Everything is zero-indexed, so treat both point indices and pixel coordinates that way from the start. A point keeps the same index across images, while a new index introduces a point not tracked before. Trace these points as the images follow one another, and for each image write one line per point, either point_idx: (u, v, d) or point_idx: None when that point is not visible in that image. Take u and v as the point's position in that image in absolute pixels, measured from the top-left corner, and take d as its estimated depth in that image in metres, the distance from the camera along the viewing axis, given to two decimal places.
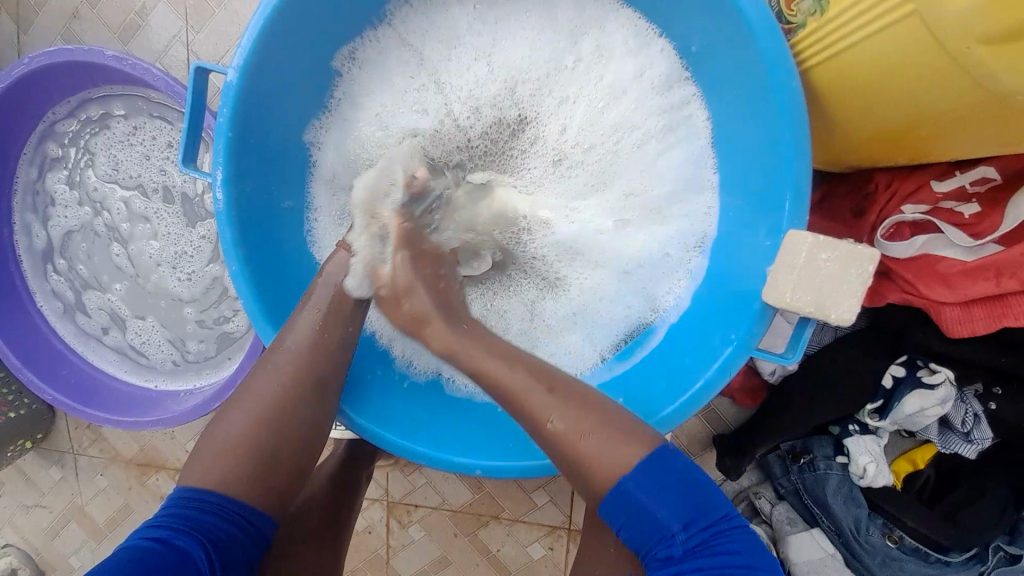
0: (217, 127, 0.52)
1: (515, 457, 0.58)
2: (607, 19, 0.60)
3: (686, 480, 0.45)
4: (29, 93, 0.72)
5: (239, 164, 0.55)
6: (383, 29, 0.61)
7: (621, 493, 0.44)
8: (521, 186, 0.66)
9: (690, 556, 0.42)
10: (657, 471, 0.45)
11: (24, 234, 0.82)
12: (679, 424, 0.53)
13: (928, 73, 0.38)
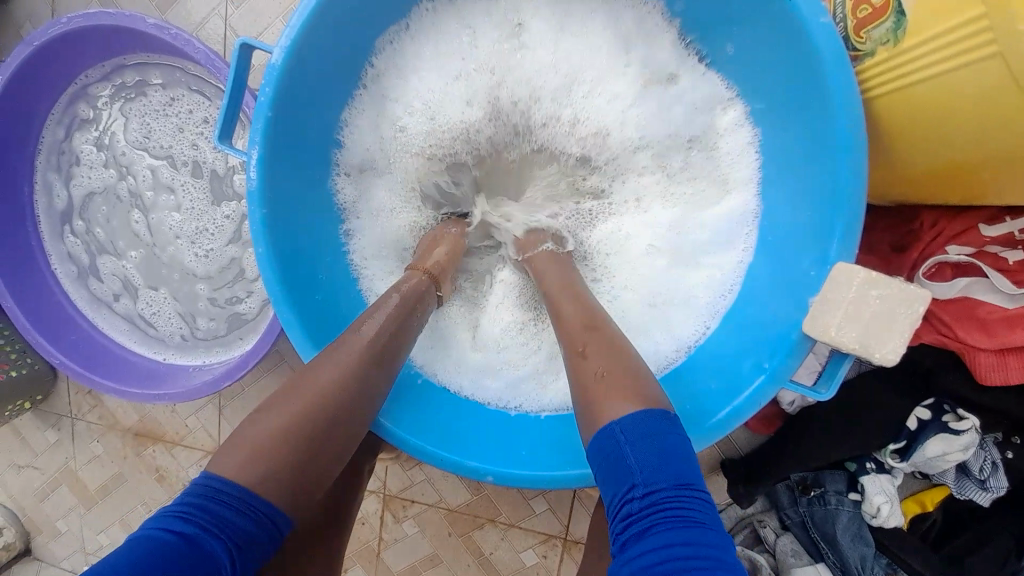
0: (257, 104, 0.51)
1: (532, 468, 0.58)
2: (659, 29, 0.59)
3: (669, 444, 0.39)
4: (65, 52, 0.72)
5: (276, 145, 0.54)
6: (431, 19, 0.60)
7: (609, 435, 0.40)
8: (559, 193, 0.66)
9: (647, 516, 0.36)
10: (644, 430, 0.40)
11: (45, 194, 0.81)
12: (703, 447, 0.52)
13: (1006, 114, 0.36)
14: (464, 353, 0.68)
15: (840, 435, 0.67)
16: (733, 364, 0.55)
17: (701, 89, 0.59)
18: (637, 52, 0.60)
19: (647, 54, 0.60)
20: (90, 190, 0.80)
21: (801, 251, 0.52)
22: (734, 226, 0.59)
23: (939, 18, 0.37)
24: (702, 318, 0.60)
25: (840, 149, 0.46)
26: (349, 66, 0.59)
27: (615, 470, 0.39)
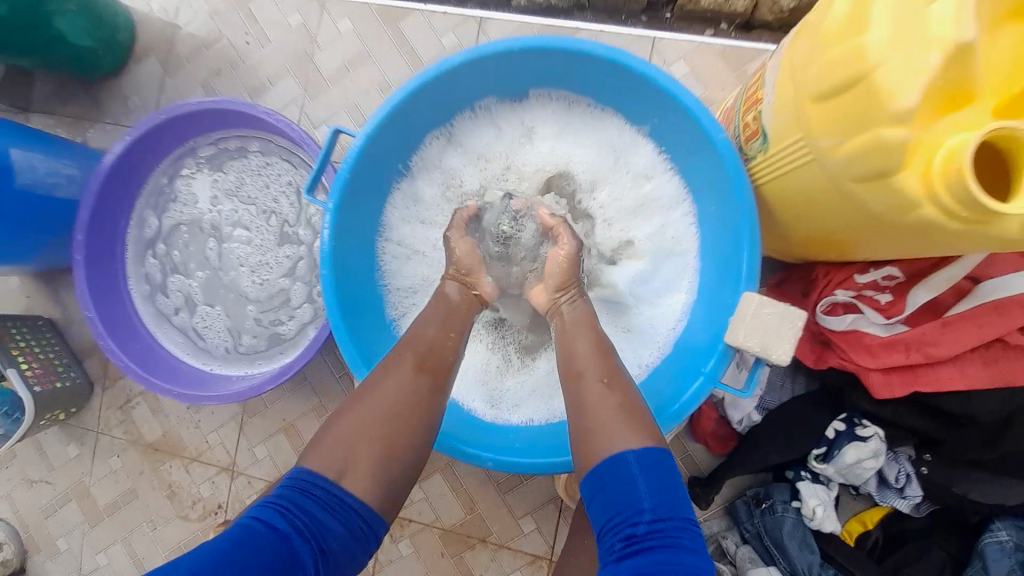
0: (336, 176, 0.73)
1: (516, 455, 0.74)
2: (629, 136, 0.84)
3: (665, 475, 0.53)
4: (187, 122, 0.92)
5: (347, 200, 0.76)
6: (465, 124, 0.87)
7: (624, 461, 0.54)
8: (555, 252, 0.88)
9: (649, 534, 0.49)
10: (659, 466, 0.53)
11: (138, 225, 0.99)
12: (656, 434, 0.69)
13: (830, 195, 0.55)
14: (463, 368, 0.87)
15: (777, 441, 0.81)
16: (681, 376, 0.74)
17: (658, 178, 0.84)
18: (613, 152, 0.85)
19: (619, 154, 0.85)
20: (177, 226, 0.99)
21: (722, 289, 0.72)
22: (675, 277, 0.82)
23: (783, 134, 0.58)
24: (653, 342, 0.81)
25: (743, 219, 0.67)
26: (398, 153, 0.84)
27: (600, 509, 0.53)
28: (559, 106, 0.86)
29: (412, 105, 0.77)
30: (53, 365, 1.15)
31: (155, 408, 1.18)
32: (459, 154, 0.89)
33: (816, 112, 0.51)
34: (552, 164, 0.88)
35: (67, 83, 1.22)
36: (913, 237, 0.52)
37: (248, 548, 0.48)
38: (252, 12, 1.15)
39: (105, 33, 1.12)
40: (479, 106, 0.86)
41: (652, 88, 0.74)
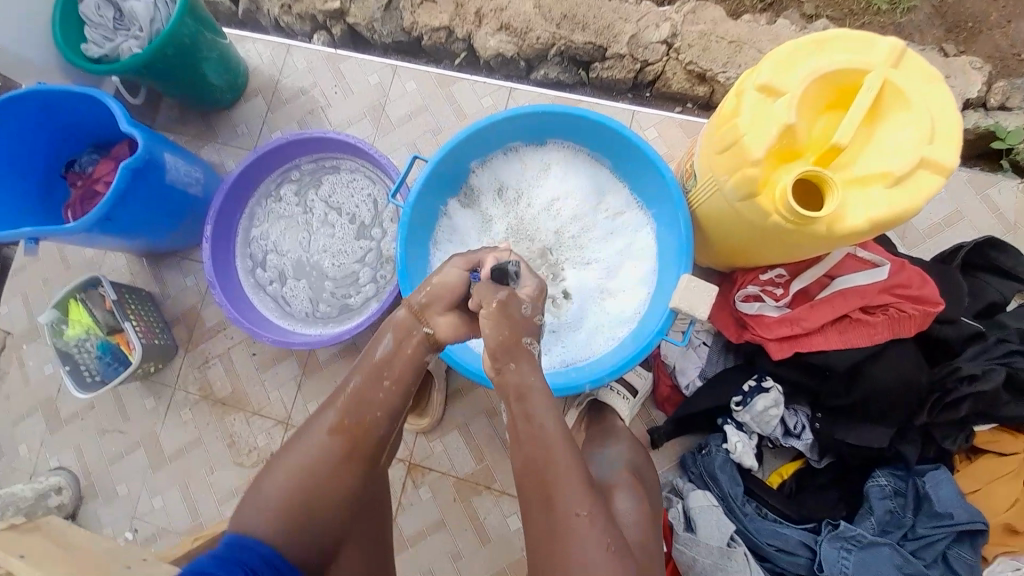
0: (413, 187, 1.12)
1: None
2: (614, 175, 1.23)
3: None
4: (301, 147, 1.29)
5: (418, 205, 1.15)
6: (499, 161, 1.26)
7: None
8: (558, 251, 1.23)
9: None
10: None
11: (248, 218, 1.33)
12: (622, 369, 1.03)
13: (727, 212, 0.91)
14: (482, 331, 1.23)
15: (712, 394, 1.12)
16: (640, 337, 1.09)
17: (631, 205, 1.21)
18: (603, 186, 1.23)
19: (607, 187, 1.23)
20: (278, 220, 1.34)
21: (669, 278, 1.09)
22: (639, 272, 1.19)
23: (702, 175, 0.94)
24: (622, 317, 1.17)
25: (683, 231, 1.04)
26: (452, 178, 1.23)
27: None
28: (567, 152, 1.24)
29: (465, 147, 1.18)
30: (153, 328, 1.45)
31: (229, 369, 1.47)
32: (493, 181, 1.26)
33: (718, 159, 0.86)
34: (560, 191, 1.25)
35: (189, 111, 1.60)
36: (777, 238, 0.86)
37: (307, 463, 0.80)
38: (341, 70, 1.56)
39: (231, 77, 1.52)
40: (509, 149, 1.25)
41: (629, 145, 1.13)
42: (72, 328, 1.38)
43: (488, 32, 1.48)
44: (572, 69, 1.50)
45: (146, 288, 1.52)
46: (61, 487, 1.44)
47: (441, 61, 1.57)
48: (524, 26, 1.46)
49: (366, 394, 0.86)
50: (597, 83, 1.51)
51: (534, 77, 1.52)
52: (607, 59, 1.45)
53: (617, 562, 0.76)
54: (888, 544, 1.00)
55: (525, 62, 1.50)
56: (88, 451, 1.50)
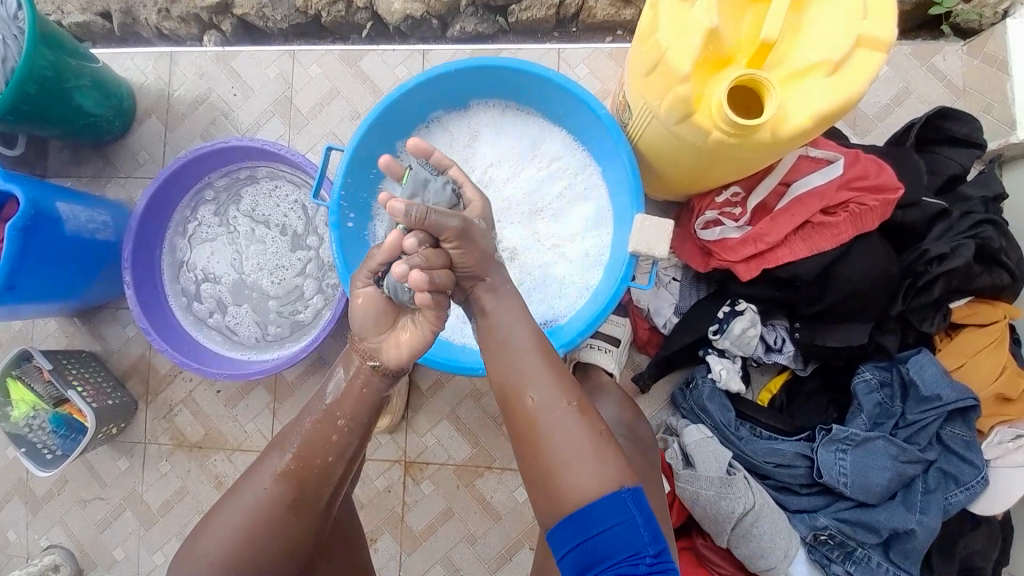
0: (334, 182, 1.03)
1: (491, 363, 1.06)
2: (548, 123, 1.14)
3: (639, 531, 0.71)
4: (206, 161, 1.16)
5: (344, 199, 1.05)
6: (424, 133, 1.16)
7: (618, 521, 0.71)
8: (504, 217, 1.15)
9: (656, 565, 0.69)
10: (621, 535, 0.70)
11: (170, 250, 1.22)
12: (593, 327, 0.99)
13: (667, 139, 0.84)
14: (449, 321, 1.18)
15: (688, 328, 1.09)
16: (607, 289, 1.04)
17: (573, 152, 1.13)
18: (538, 137, 1.14)
19: (543, 137, 1.14)
20: (202, 247, 1.23)
21: (624, 222, 1.03)
22: (593, 223, 1.12)
23: (635, 103, 0.87)
24: (584, 271, 1.12)
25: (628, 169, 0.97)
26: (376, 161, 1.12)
27: (575, 533, 0.73)
28: (493, 111, 1.15)
29: (382, 124, 1.07)
30: (102, 388, 1.35)
31: (197, 411, 1.39)
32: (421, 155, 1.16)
33: (646, 82, 0.78)
34: (494, 151, 1.15)
35: (82, 149, 1.43)
36: (723, 155, 0.79)
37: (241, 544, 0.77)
38: (235, 70, 1.41)
39: (115, 102, 1.36)
40: (431, 119, 1.15)
41: (557, 87, 1.04)
42: (16, 409, 1.28)
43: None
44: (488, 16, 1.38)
45: (86, 348, 1.41)
46: (58, 564, 1.38)
47: (349, 37, 1.42)
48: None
49: (318, 433, 0.84)
50: (518, 27, 1.39)
51: (451, 35, 1.40)
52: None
53: (592, 453, 0.75)
54: (881, 437, 1.01)
55: (436, 19, 1.38)
56: (73, 525, 1.43)
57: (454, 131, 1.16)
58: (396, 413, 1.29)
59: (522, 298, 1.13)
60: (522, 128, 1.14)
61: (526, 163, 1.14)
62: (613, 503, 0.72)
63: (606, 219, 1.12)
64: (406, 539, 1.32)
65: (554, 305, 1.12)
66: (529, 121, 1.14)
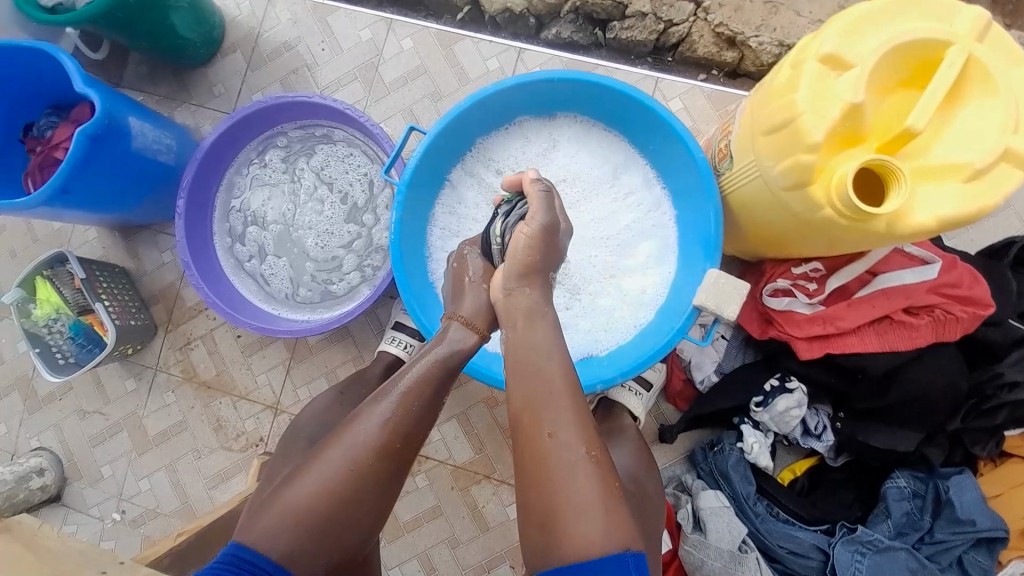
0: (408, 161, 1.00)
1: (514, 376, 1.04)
2: (637, 154, 1.10)
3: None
4: (288, 109, 1.14)
5: (414, 179, 1.02)
6: (508, 132, 1.13)
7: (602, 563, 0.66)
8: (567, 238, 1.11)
9: None
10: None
11: (227, 186, 1.21)
12: (636, 372, 0.95)
13: (767, 201, 0.81)
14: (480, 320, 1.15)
15: (728, 390, 1.06)
16: (656, 337, 1.00)
17: (653, 189, 1.10)
18: (622, 165, 1.11)
19: (628, 165, 1.10)
20: (260, 192, 1.21)
21: (691, 274, 1.00)
22: (654, 265, 1.09)
23: (741, 156, 0.83)
24: (632, 310, 1.08)
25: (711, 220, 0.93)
26: (453, 148, 1.09)
27: None
28: (584, 127, 1.11)
29: (473, 112, 1.04)
30: (128, 308, 1.34)
31: (212, 352, 1.37)
32: (499, 153, 1.13)
33: (764, 141, 0.75)
34: (573, 168, 1.12)
35: (161, 67, 1.42)
36: (824, 231, 0.76)
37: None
38: (330, 25, 1.39)
39: (205, 29, 1.34)
40: (520, 121, 1.12)
41: (660, 120, 1.00)
42: (40, 309, 1.27)
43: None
44: (585, 27, 1.35)
45: (120, 263, 1.41)
46: (44, 468, 1.38)
47: (442, 16, 1.39)
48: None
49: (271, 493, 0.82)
50: (614, 45, 1.36)
51: (545, 37, 1.36)
52: (625, 18, 1.32)
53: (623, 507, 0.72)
54: (904, 550, 0.97)
55: (531, 17, 1.35)
56: (67, 434, 1.43)
57: (542, 136, 1.12)
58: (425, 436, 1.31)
59: (565, 321, 1.09)
60: (609, 151, 1.11)
61: (604, 187, 1.11)
62: (615, 566, 0.66)
63: (668, 264, 1.08)
64: (389, 528, 1.30)
65: (592, 336, 1.08)
66: (616, 146, 1.11)
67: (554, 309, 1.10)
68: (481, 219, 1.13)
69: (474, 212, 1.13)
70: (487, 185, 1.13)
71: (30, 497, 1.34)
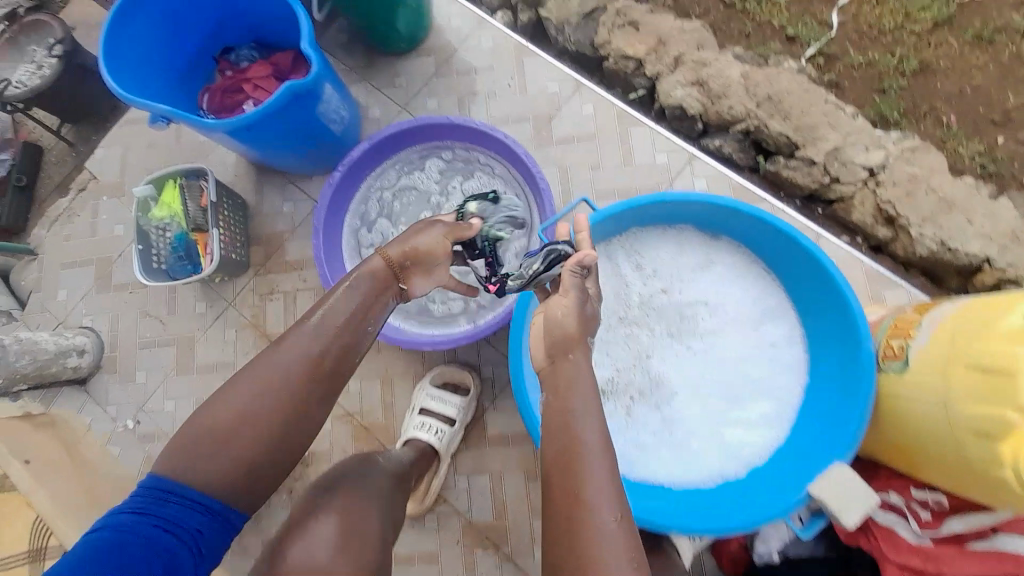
0: (570, 226, 0.99)
1: None
2: (784, 311, 1.08)
3: None
4: (463, 130, 1.21)
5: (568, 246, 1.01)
6: (664, 236, 1.11)
7: None
8: (685, 363, 1.08)
9: None
10: None
11: (380, 175, 1.28)
12: (729, 536, 0.88)
13: (938, 427, 0.76)
14: None
15: None
16: (753, 504, 0.94)
17: (790, 351, 1.07)
18: (763, 315, 1.09)
19: (770, 317, 1.09)
20: (408, 191, 1.27)
21: (815, 460, 0.94)
22: (765, 427, 1.04)
23: (921, 370, 0.80)
24: (728, 462, 1.02)
25: (857, 415, 0.89)
26: (613, 232, 1.08)
27: None
28: (741, 261, 1.10)
29: (648, 210, 1.05)
30: (234, 241, 1.36)
31: (288, 310, 1.37)
32: (648, 250, 1.10)
33: (961, 372, 0.72)
34: (715, 296, 1.09)
35: (358, 42, 1.50)
36: (993, 488, 0.71)
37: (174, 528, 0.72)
38: (523, 65, 1.45)
39: (416, 29, 1.42)
40: (680, 228, 1.11)
41: (828, 290, 0.97)
42: (159, 210, 1.30)
43: (678, 82, 1.39)
44: (749, 150, 1.39)
45: (242, 195, 1.45)
46: (85, 349, 1.36)
47: (614, 88, 1.45)
48: (723, 84, 1.38)
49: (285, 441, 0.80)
50: (768, 176, 1.39)
51: (705, 144, 1.40)
52: (791, 158, 1.36)
53: None
54: None
55: (699, 121, 1.39)
56: (120, 324, 1.42)
57: (693, 251, 1.11)
58: (432, 496, 1.16)
59: (646, 437, 1.05)
60: (753, 293, 1.10)
61: (733, 327, 1.09)
62: None
63: (772, 428, 1.04)
64: None
65: (679, 472, 1.02)
66: (768, 294, 1.09)
67: (640, 422, 1.06)
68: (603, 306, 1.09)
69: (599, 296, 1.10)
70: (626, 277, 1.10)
71: (60, 372, 1.31)
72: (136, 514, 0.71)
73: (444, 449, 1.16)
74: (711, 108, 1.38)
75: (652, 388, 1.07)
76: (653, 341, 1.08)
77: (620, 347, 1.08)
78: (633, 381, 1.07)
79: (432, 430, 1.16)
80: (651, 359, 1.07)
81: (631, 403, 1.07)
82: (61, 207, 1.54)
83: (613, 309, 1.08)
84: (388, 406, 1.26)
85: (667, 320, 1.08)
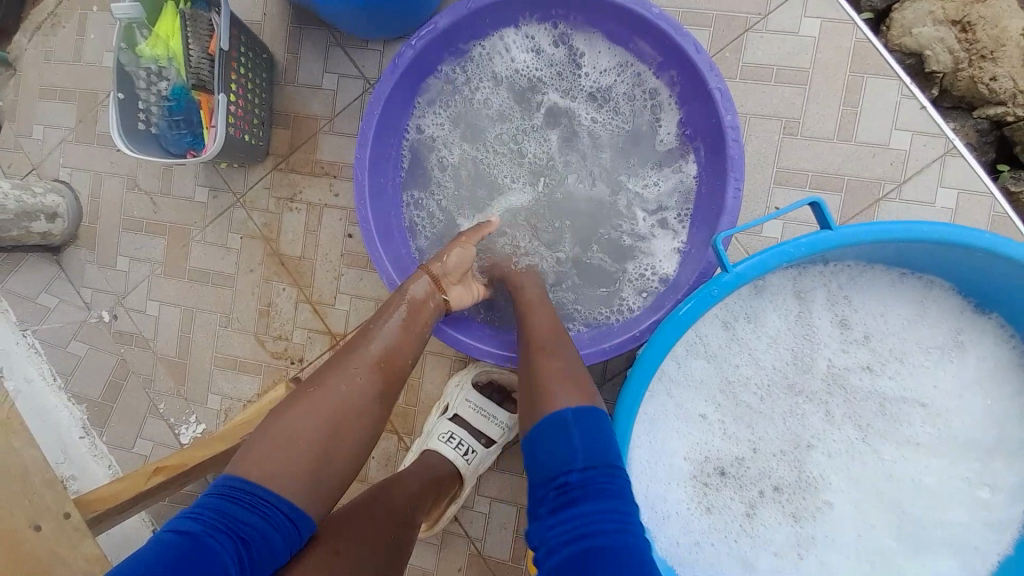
0: (775, 246, 0.67)
1: None
2: (985, 422, 0.82)
3: None
4: (628, 22, 0.80)
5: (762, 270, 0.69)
6: (870, 278, 0.82)
7: None
8: (833, 457, 0.84)
9: (578, 483, 0.57)
10: None
11: (474, 68, 0.89)
12: None
13: None
14: (669, 491, 0.82)
15: None
16: None
17: (975, 473, 0.82)
18: (956, 419, 0.83)
19: (965, 424, 0.83)
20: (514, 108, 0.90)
21: None
22: (915, 559, 0.82)
23: None
24: None
25: None
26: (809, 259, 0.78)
27: None
28: (960, 334, 0.82)
29: (883, 245, 0.74)
30: (251, 118, 0.97)
31: (309, 227, 1.03)
32: (840, 296, 0.83)
33: None
34: (905, 374, 0.83)
35: None
36: None
37: (198, 558, 0.52)
38: None
39: None
40: (893, 274, 0.82)
41: None
42: (150, 44, 0.89)
43: (930, 14, 0.91)
44: (987, 149, 0.94)
45: (270, 48, 1.03)
46: (56, 214, 1.04)
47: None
48: (997, 37, 0.89)
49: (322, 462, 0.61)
50: None
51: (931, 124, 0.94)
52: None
53: None
54: None
55: (938, 85, 0.92)
56: (104, 190, 1.07)
57: (909, 315, 0.83)
58: (446, 520, 0.94)
59: (765, 556, 0.82)
60: (989, 410, 0.82)
61: (941, 447, 0.83)
62: None
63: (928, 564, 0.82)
64: None
65: None
66: (981, 389, 0.82)
67: (763, 533, 0.83)
68: (764, 365, 0.83)
69: (761, 350, 0.83)
70: (799, 321, 0.83)
71: (23, 237, 1.00)
72: (208, 531, 0.54)
73: (470, 472, 0.91)
74: (965, 69, 0.90)
75: (787, 478, 0.84)
76: (821, 430, 0.84)
77: (770, 425, 0.84)
78: (770, 475, 0.84)
79: (459, 447, 0.90)
80: (792, 440, 0.84)
81: (750, 503, 0.83)
82: (49, 8, 1.08)
83: (776, 377, 0.84)
84: (413, 386, 1.01)
85: (855, 412, 0.84)
